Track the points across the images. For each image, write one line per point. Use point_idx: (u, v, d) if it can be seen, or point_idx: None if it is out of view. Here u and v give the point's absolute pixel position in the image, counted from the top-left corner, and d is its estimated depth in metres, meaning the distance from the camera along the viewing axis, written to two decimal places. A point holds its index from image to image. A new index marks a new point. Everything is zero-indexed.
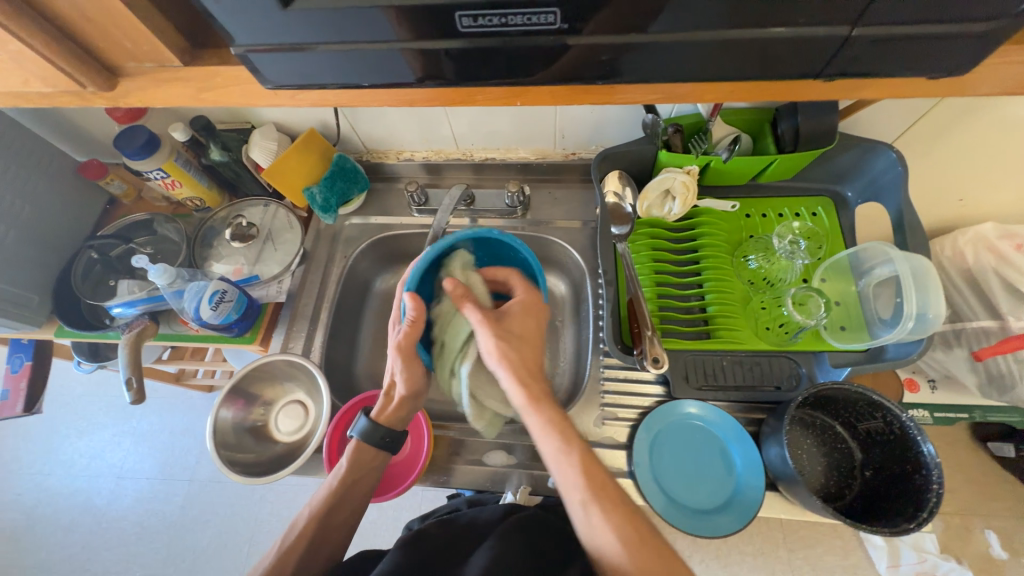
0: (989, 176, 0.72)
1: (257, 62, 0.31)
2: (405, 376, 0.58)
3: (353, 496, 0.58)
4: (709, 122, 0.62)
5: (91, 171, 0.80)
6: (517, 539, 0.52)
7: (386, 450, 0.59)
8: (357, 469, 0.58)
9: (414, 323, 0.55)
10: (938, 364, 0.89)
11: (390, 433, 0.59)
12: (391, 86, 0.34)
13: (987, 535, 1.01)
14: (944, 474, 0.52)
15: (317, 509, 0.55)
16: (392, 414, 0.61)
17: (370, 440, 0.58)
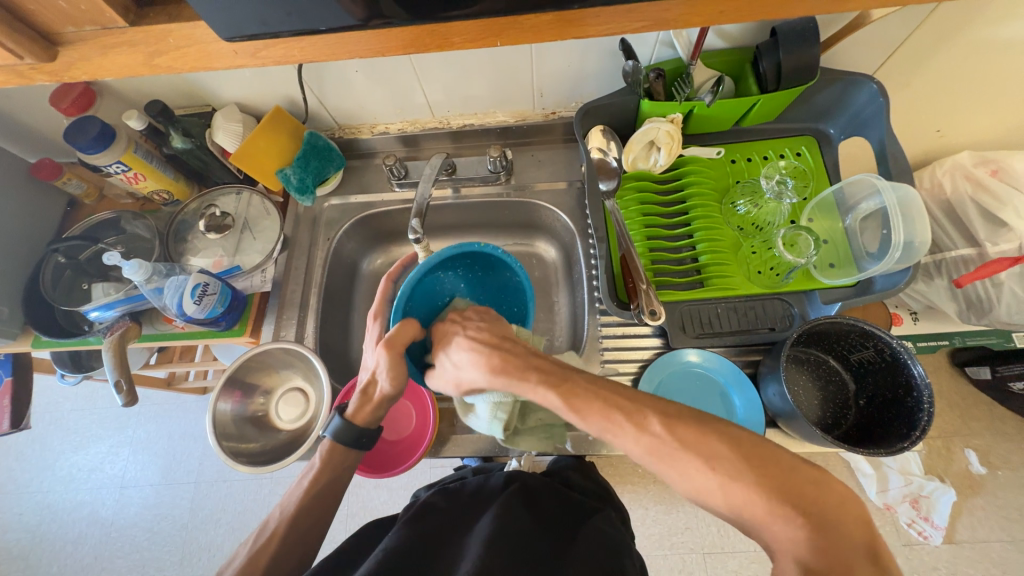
0: (967, 103, 0.73)
1: (201, 10, 0.29)
2: (388, 374, 0.53)
3: (328, 493, 0.56)
4: (690, 66, 0.60)
5: (45, 171, 0.75)
6: (518, 508, 0.56)
7: (358, 449, 0.58)
8: (326, 472, 0.57)
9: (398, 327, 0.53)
10: (920, 296, 0.91)
11: (365, 433, 0.58)
12: (334, 32, 0.32)
13: (966, 453, 1.08)
14: (934, 394, 0.54)
15: (288, 510, 0.55)
16: (365, 412, 0.58)
17: (344, 439, 0.57)
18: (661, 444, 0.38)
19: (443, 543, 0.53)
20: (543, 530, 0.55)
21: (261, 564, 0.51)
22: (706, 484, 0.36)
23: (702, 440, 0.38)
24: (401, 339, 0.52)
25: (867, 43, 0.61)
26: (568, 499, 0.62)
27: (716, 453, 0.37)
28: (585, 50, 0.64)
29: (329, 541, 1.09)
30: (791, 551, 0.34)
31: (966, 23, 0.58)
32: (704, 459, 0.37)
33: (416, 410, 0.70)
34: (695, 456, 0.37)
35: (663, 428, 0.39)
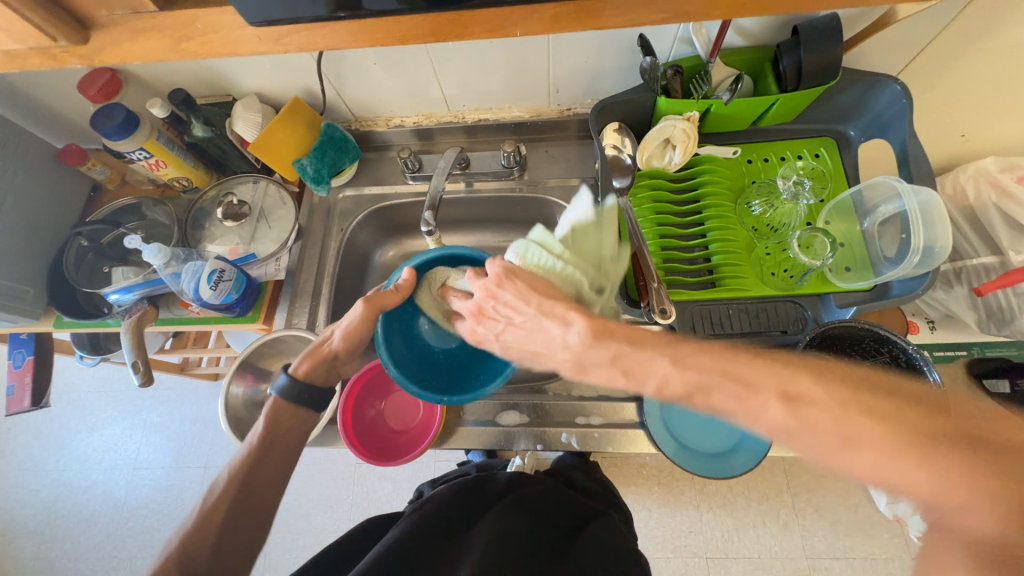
0: (994, 107, 0.71)
1: None
2: (350, 326, 0.56)
3: (275, 458, 0.54)
4: (709, 64, 0.60)
5: (71, 157, 0.77)
6: (519, 515, 0.56)
7: (303, 408, 0.57)
8: (273, 431, 0.56)
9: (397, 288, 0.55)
10: (938, 304, 0.88)
11: (307, 390, 0.57)
12: (354, 20, 0.32)
13: None
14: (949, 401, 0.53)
15: (237, 469, 0.52)
16: (308, 365, 0.58)
17: (288, 397, 0.57)
18: (788, 428, 0.34)
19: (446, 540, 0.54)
20: (543, 532, 0.56)
21: (209, 530, 0.49)
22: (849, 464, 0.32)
23: (840, 420, 0.33)
24: (381, 302, 0.55)
25: (892, 43, 0.60)
26: (568, 500, 0.62)
27: (861, 435, 0.32)
28: (602, 47, 0.63)
29: (333, 531, 1.11)
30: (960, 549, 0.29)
31: (995, 25, 0.56)
32: (845, 441, 0.32)
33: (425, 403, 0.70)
34: (834, 435, 0.33)
35: (785, 412, 0.34)
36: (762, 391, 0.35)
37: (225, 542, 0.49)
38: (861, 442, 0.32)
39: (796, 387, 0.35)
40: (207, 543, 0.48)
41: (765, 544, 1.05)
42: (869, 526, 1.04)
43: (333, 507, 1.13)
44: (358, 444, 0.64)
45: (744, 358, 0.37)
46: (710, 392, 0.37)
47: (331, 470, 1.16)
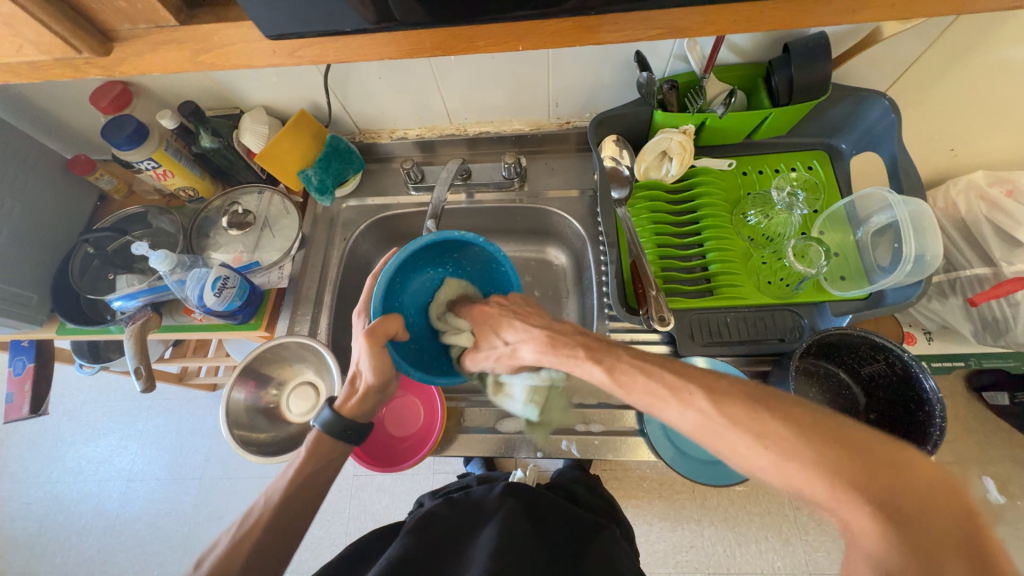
0: (981, 123, 0.73)
1: (247, 8, 0.31)
2: (371, 366, 0.52)
3: (312, 485, 0.56)
4: (704, 80, 0.62)
5: (80, 166, 0.78)
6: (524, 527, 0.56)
7: (346, 442, 0.59)
8: (314, 460, 0.57)
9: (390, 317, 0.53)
10: (935, 315, 0.89)
11: (352, 426, 0.58)
12: (362, 33, 0.34)
13: (984, 481, 1.05)
14: (946, 408, 0.54)
15: (275, 498, 0.54)
16: (354, 404, 0.59)
17: (333, 432, 0.58)
18: (708, 419, 0.40)
19: (446, 553, 0.53)
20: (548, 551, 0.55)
21: (241, 551, 0.50)
22: (758, 461, 0.37)
23: (751, 414, 0.38)
24: (385, 329, 0.52)
25: (880, 61, 0.62)
26: (573, 517, 0.62)
27: (768, 430, 0.37)
28: (601, 64, 0.66)
29: (329, 545, 1.09)
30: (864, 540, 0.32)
31: (978, 44, 0.58)
32: (755, 435, 0.37)
33: (425, 408, 0.70)
34: (749, 431, 0.38)
35: (710, 404, 0.40)
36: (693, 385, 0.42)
37: (256, 561, 0.50)
38: (770, 435, 0.37)
39: (716, 384, 0.41)
40: (239, 561, 0.50)
41: (767, 559, 1.03)
42: None
43: (329, 520, 1.11)
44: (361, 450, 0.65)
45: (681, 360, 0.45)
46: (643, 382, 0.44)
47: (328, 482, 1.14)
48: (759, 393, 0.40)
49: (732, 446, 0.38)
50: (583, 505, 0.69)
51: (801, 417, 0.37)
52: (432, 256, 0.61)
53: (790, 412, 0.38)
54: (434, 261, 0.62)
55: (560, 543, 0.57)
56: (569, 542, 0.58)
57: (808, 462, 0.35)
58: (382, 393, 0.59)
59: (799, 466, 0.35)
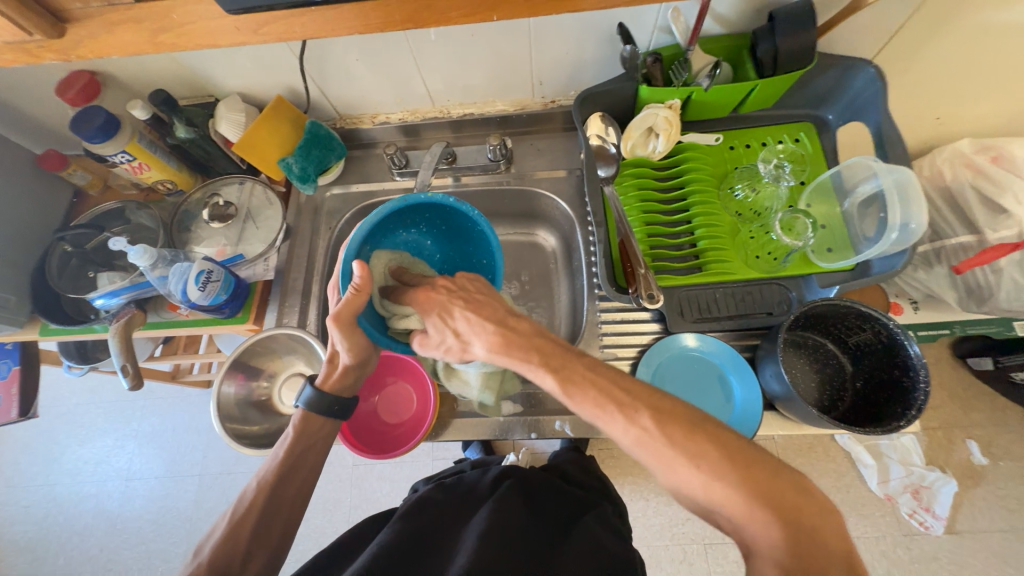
0: (966, 90, 0.73)
1: None
2: (348, 346, 0.55)
3: (306, 472, 0.57)
4: (688, 51, 0.60)
5: (51, 162, 0.76)
6: (516, 502, 0.57)
7: (333, 417, 0.59)
8: (301, 440, 0.57)
9: (359, 292, 0.51)
10: (919, 283, 0.90)
11: (336, 401, 0.58)
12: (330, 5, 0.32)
13: (968, 444, 1.08)
14: (930, 373, 0.54)
15: (265, 481, 0.54)
16: (336, 379, 0.59)
17: (317, 408, 0.58)
18: (650, 438, 0.39)
19: (435, 538, 0.54)
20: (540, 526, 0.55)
21: (242, 536, 0.51)
22: (689, 479, 0.38)
23: (694, 436, 0.39)
24: (351, 310, 0.52)
25: (865, 28, 0.61)
26: (564, 493, 0.64)
27: (704, 453, 0.38)
28: (584, 38, 0.64)
29: (331, 533, 1.10)
30: (769, 553, 0.35)
31: (962, 8, 0.58)
32: (690, 457, 0.38)
33: (418, 394, 0.70)
34: (685, 453, 0.38)
35: (654, 424, 0.40)
36: (639, 403, 0.41)
37: (258, 543, 0.51)
38: (699, 455, 0.38)
39: (666, 404, 0.41)
40: (240, 548, 0.50)
41: None
42: (861, 506, 1.05)
43: (331, 510, 1.12)
44: (353, 439, 0.65)
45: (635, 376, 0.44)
46: (595, 391, 0.42)
47: (328, 472, 1.15)
48: (702, 417, 0.41)
49: (658, 454, 0.39)
50: (576, 483, 0.71)
51: (738, 451, 0.38)
52: (402, 218, 0.61)
53: (724, 438, 0.39)
54: (406, 223, 0.62)
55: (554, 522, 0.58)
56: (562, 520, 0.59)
57: (741, 490, 0.36)
58: (361, 367, 0.60)
59: (728, 488, 0.37)
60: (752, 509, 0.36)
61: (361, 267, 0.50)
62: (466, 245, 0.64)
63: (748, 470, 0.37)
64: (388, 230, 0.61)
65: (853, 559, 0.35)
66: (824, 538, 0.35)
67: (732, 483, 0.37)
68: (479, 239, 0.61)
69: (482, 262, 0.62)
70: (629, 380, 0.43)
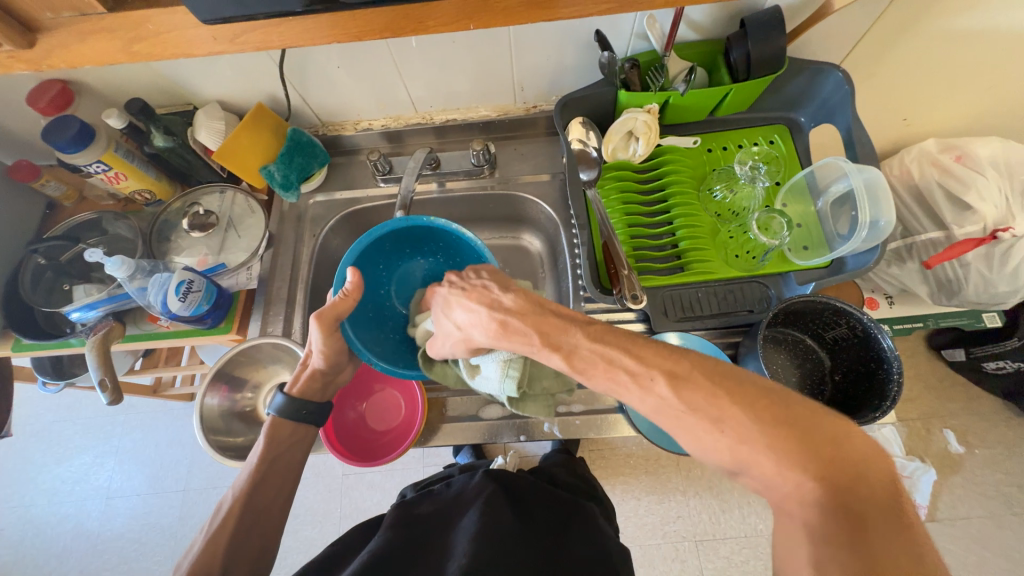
0: (930, 93, 0.76)
1: None
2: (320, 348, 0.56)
3: (289, 478, 0.57)
4: (665, 57, 0.63)
5: (22, 173, 0.74)
6: (506, 506, 0.57)
7: (302, 423, 0.58)
8: (275, 447, 0.57)
9: (348, 295, 0.53)
10: (894, 280, 0.93)
11: (305, 406, 0.58)
12: (308, 14, 0.33)
13: (945, 433, 1.11)
14: (903, 364, 0.56)
15: (241, 493, 0.54)
16: (305, 385, 0.59)
17: (287, 415, 0.57)
18: (667, 407, 0.37)
19: (426, 546, 0.53)
20: (529, 531, 0.56)
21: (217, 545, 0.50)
22: (713, 444, 0.35)
23: (714, 399, 0.36)
24: (337, 312, 0.54)
25: (832, 34, 0.63)
26: (552, 496, 0.64)
27: (727, 415, 0.35)
28: (563, 45, 0.65)
29: (322, 544, 1.08)
30: (798, 512, 0.32)
31: (923, 15, 0.60)
32: (712, 421, 0.35)
33: (406, 399, 0.70)
34: (703, 418, 0.36)
35: (669, 391, 0.37)
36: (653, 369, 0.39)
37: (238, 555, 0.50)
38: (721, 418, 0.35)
39: (682, 367, 0.38)
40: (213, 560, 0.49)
41: (750, 523, 1.07)
42: None
43: (320, 520, 1.10)
44: (340, 446, 0.64)
45: (642, 341, 0.41)
46: (611, 361, 0.41)
47: (317, 483, 1.13)
48: (721, 373, 0.37)
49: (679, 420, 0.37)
50: (563, 486, 0.71)
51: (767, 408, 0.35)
52: (419, 246, 0.68)
53: (746, 394, 0.35)
54: (421, 249, 0.68)
55: (544, 527, 0.58)
56: (552, 527, 0.59)
57: (769, 450, 0.33)
58: (334, 373, 0.61)
59: (753, 449, 0.34)
60: (779, 468, 0.33)
61: (355, 273, 0.52)
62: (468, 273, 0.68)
63: (779, 427, 0.33)
64: (404, 250, 0.67)
65: (903, 495, 0.31)
66: (869, 481, 0.31)
67: (757, 445, 0.33)
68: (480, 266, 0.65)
69: None
70: (638, 346, 0.41)
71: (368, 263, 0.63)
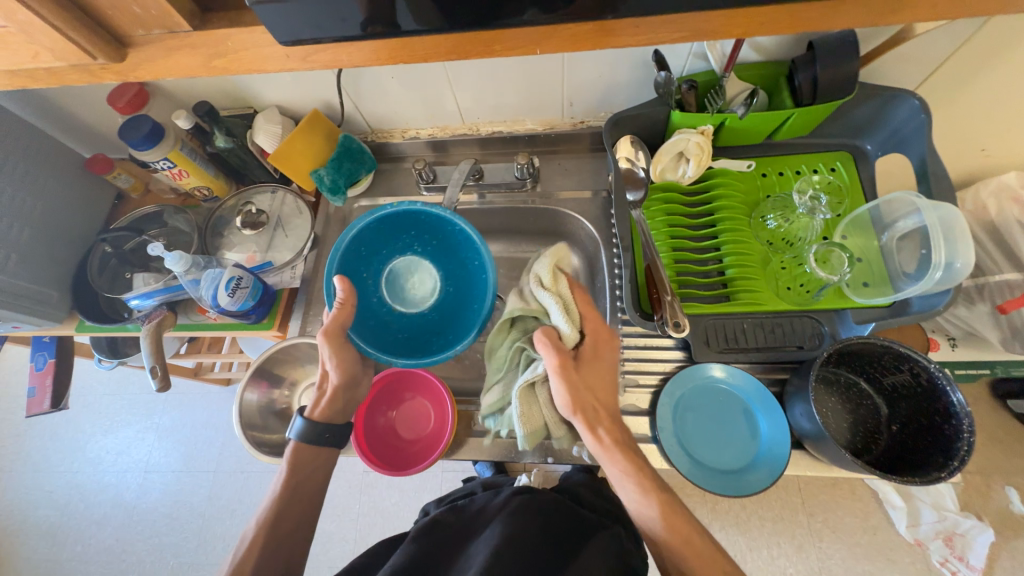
0: (1017, 124, 0.70)
1: (259, 13, 0.30)
2: (335, 363, 0.59)
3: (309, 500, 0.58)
4: (723, 78, 0.60)
5: (98, 166, 0.79)
6: (529, 526, 0.56)
7: (324, 446, 0.60)
8: (297, 473, 0.59)
9: (342, 305, 0.57)
10: (961, 321, 0.86)
11: (328, 429, 0.60)
12: (380, 37, 0.33)
13: (1008, 491, 1.02)
14: (974, 422, 0.51)
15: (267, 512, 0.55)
16: (325, 409, 0.61)
17: (311, 439, 0.59)
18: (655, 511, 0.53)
19: (443, 563, 0.54)
20: (551, 548, 0.54)
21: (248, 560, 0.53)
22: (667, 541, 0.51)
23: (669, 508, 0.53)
24: (339, 323, 0.58)
25: (909, 59, 0.59)
26: (577, 515, 0.61)
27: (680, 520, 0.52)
28: (618, 63, 0.64)
29: (339, 540, 1.10)
30: None
31: (1016, 42, 0.55)
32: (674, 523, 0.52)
33: (435, 410, 0.70)
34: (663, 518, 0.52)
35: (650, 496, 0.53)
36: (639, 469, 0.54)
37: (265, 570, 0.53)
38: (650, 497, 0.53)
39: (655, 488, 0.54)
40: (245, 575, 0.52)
41: (780, 566, 1.02)
42: (888, 549, 1.00)
43: (340, 516, 1.12)
44: (368, 452, 0.65)
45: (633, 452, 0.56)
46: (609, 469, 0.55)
47: (339, 478, 1.15)
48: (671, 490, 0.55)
49: (637, 496, 0.53)
50: (588, 507, 0.69)
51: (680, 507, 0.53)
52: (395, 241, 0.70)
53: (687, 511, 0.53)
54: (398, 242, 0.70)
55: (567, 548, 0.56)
56: (573, 545, 0.56)
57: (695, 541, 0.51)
58: (353, 389, 0.63)
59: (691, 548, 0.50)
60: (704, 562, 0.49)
61: (342, 279, 0.55)
62: (456, 253, 0.70)
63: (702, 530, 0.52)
64: (383, 249, 0.69)
65: None
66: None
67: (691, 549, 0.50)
68: (466, 242, 0.66)
69: (474, 263, 0.67)
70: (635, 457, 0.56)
71: (352, 272, 0.64)
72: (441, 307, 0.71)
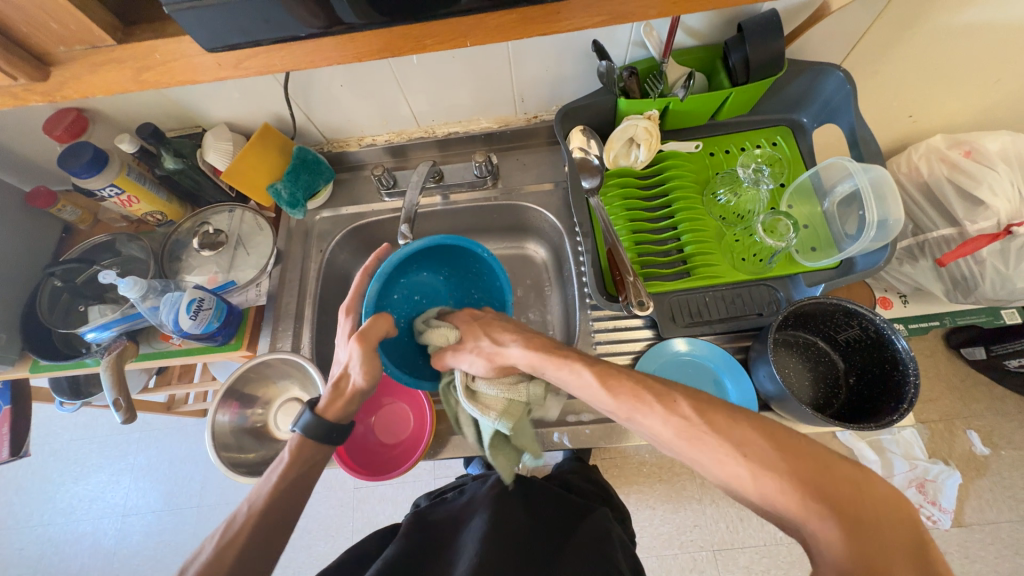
0: (935, 89, 0.75)
1: (177, 19, 0.30)
2: (362, 367, 0.51)
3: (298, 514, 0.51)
4: (663, 64, 0.63)
5: (40, 199, 0.76)
6: (517, 513, 0.57)
7: (329, 445, 0.53)
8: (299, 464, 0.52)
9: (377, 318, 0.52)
10: (906, 278, 0.91)
11: (336, 428, 0.54)
12: (313, 37, 0.34)
13: (969, 434, 1.08)
14: (919, 365, 0.55)
15: None
16: (339, 407, 0.54)
17: (314, 435, 0.52)
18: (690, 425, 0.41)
19: (437, 551, 0.54)
20: (540, 532, 0.56)
21: (229, 557, 0.45)
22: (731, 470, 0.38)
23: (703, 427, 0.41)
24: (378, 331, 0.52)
25: (830, 35, 0.63)
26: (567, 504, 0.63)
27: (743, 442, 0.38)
28: (562, 55, 0.66)
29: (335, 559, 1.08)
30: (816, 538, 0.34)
31: (924, 12, 0.60)
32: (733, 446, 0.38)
33: (414, 411, 0.71)
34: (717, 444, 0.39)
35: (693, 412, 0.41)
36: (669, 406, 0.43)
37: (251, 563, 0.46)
38: (744, 448, 0.38)
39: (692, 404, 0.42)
40: None
41: (771, 531, 1.05)
42: None
43: (334, 535, 1.10)
44: (352, 462, 0.64)
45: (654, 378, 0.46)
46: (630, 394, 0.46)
47: (330, 496, 1.13)
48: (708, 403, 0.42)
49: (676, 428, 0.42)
50: (577, 491, 0.70)
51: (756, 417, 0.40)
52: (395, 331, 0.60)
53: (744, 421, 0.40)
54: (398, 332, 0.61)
55: (555, 530, 0.57)
56: (562, 528, 0.58)
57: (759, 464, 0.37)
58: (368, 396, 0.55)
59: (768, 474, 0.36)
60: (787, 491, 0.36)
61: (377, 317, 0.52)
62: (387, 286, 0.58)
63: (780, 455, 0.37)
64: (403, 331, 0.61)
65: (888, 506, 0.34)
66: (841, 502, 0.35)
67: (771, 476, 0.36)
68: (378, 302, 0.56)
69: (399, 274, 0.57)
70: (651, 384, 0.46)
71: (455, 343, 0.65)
72: (433, 265, 0.65)
